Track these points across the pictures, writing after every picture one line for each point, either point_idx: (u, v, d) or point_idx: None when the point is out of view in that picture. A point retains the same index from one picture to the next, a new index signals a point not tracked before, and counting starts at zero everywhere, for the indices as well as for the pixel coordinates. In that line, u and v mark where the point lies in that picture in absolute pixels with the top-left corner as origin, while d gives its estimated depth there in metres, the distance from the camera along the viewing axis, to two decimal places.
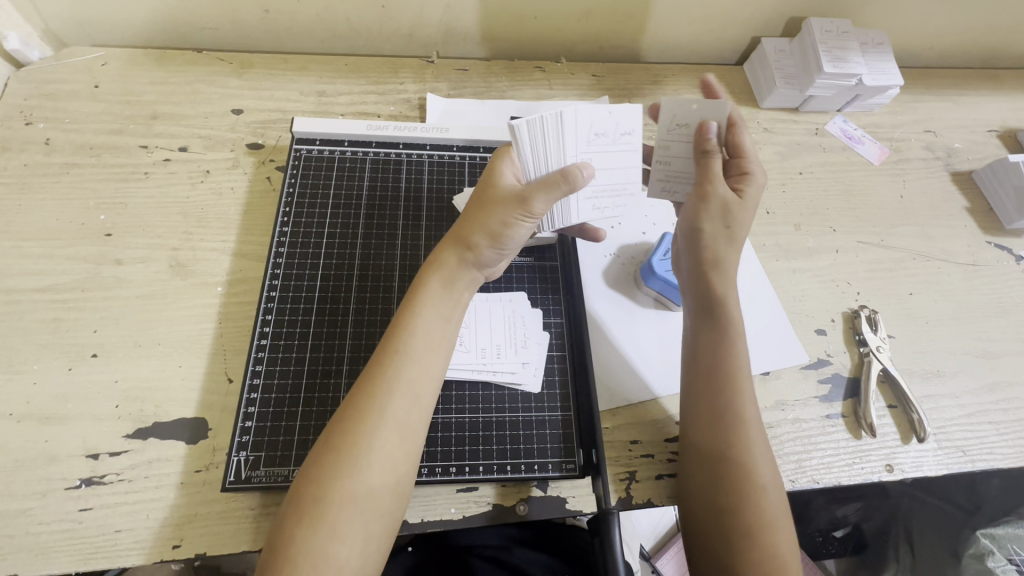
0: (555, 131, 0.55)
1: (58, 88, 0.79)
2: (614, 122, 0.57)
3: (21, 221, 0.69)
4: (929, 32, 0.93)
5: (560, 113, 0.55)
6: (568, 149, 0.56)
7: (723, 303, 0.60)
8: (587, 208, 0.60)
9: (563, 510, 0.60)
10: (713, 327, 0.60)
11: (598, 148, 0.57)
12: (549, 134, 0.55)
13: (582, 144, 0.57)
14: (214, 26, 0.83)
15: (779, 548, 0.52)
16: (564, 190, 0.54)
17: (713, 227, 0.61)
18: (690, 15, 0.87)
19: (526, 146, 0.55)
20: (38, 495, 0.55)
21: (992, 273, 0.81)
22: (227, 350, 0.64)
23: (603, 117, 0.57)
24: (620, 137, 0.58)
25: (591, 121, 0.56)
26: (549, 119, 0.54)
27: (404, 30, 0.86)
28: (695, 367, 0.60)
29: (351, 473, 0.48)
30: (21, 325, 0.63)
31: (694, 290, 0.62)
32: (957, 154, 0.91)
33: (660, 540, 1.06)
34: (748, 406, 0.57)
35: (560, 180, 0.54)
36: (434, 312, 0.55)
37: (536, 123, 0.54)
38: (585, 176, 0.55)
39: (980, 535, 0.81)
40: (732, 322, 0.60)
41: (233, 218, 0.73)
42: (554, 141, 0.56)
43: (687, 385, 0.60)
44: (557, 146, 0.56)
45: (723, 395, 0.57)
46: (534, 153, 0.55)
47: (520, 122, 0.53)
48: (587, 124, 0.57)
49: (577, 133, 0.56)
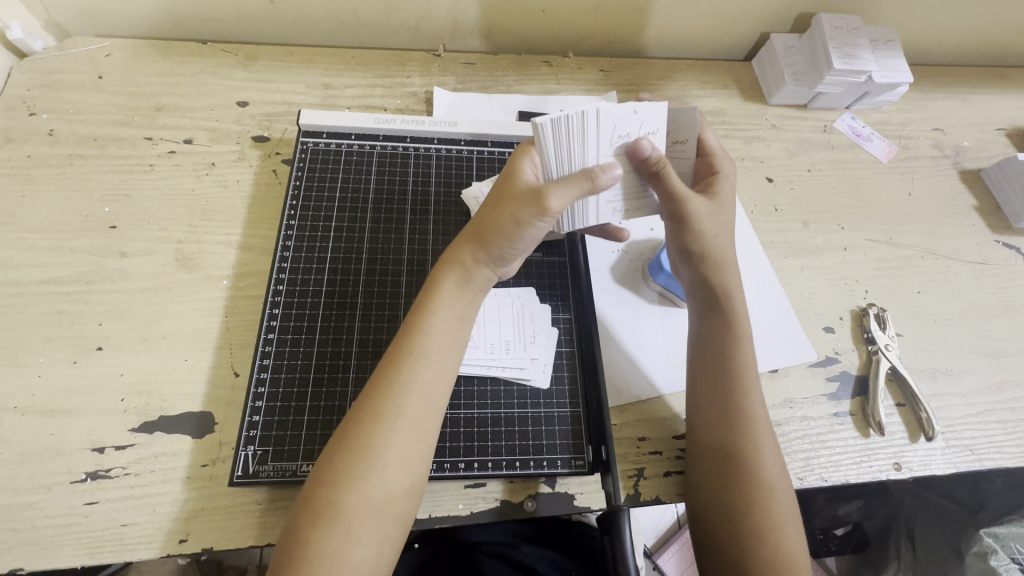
0: (579, 131, 0.52)
1: (62, 78, 0.78)
2: (642, 121, 0.54)
3: (25, 213, 0.68)
4: (939, 30, 0.93)
5: (588, 112, 0.51)
6: (590, 150, 0.54)
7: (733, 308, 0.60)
8: (604, 210, 0.59)
9: (571, 506, 0.60)
10: (725, 331, 0.60)
11: (619, 150, 0.55)
12: (573, 133, 0.52)
13: (603, 146, 0.54)
14: (219, 16, 0.82)
15: (793, 549, 0.52)
16: (584, 187, 0.54)
17: (706, 243, 0.60)
18: (699, 11, 0.86)
19: (550, 144, 0.53)
20: (43, 488, 0.55)
21: (1000, 271, 0.81)
22: (234, 344, 0.64)
23: (631, 117, 0.53)
24: (644, 137, 0.55)
25: (618, 122, 0.53)
26: (576, 116, 0.51)
27: (411, 23, 0.85)
28: (710, 368, 0.60)
29: (366, 474, 0.47)
30: (25, 318, 0.62)
31: (701, 298, 0.62)
32: (965, 153, 0.91)
33: (662, 537, 1.07)
34: (760, 409, 0.57)
35: (581, 177, 0.54)
36: (449, 313, 0.55)
37: (563, 121, 0.51)
38: (609, 180, 0.54)
39: (982, 533, 0.80)
40: (739, 325, 0.60)
41: (239, 210, 0.72)
42: (578, 140, 0.53)
43: (699, 385, 0.60)
44: (580, 145, 0.54)
45: (742, 396, 0.57)
46: (558, 151, 0.53)
47: (544, 121, 0.51)
48: (612, 125, 0.53)
49: (602, 133, 0.53)
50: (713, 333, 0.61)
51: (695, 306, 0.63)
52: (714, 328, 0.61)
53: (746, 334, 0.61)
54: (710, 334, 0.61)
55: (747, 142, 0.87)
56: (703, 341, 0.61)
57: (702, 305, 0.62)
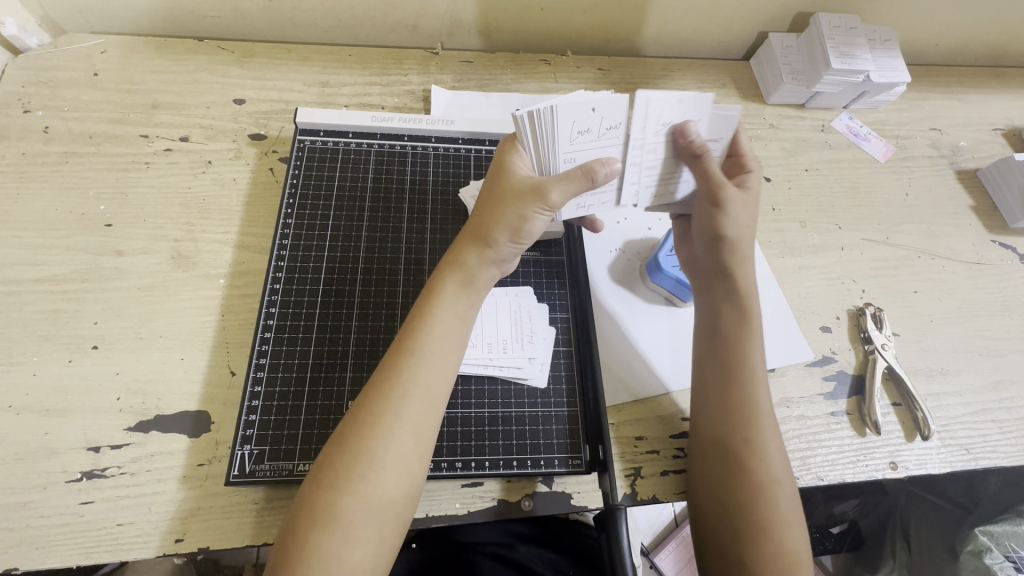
0: (548, 126, 0.52)
1: (57, 75, 0.78)
2: (601, 117, 0.52)
3: (20, 211, 0.68)
4: (937, 30, 0.93)
5: (550, 109, 0.50)
6: (554, 147, 0.54)
7: (747, 298, 0.61)
8: (571, 206, 0.59)
9: (568, 505, 0.60)
10: (737, 322, 0.60)
11: (582, 145, 0.54)
12: (540, 131, 0.52)
13: (565, 142, 0.53)
14: (215, 13, 0.81)
15: (792, 546, 0.52)
16: (582, 185, 0.54)
17: (737, 231, 0.60)
18: (697, 10, 0.86)
19: (524, 135, 0.53)
20: (38, 488, 0.54)
21: (996, 271, 0.81)
22: (230, 343, 0.64)
23: (590, 113, 0.52)
24: (606, 132, 0.54)
25: (578, 117, 0.52)
26: (544, 113, 0.50)
27: (409, 21, 0.85)
28: (713, 362, 0.60)
29: (366, 476, 0.47)
30: (20, 317, 0.62)
31: (718, 286, 0.62)
32: (962, 153, 0.91)
33: (659, 537, 1.07)
34: (764, 404, 0.57)
35: (580, 175, 0.53)
36: (451, 313, 0.55)
37: (534, 116, 0.51)
38: (608, 175, 0.54)
39: (977, 531, 0.80)
40: (751, 316, 0.60)
41: (236, 209, 0.72)
42: (544, 134, 0.53)
43: (703, 380, 0.60)
44: (544, 142, 0.53)
45: (739, 394, 0.57)
46: (530, 143, 0.54)
47: (521, 115, 0.51)
48: (570, 122, 0.52)
49: (567, 129, 0.52)
50: (724, 325, 0.61)
51: (708, 297, 0.63)
52: (724, 320, 0.61)
53: (759, 327, 0.61)
54: (721, 325, 0.61)
55: None
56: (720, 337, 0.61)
57: (716, 294, 0.62)
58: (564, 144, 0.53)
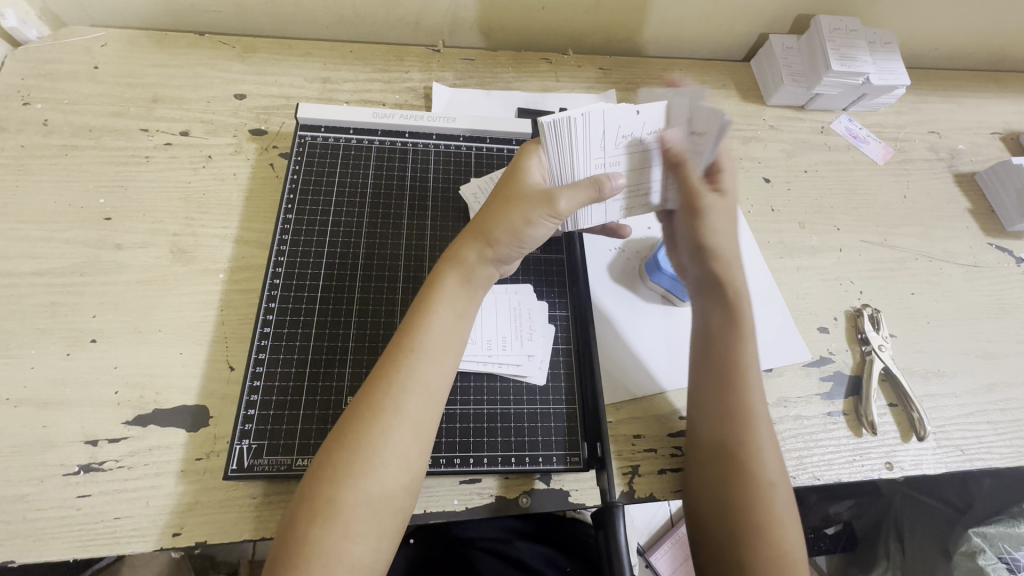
0: (582, 133, 0.53)
1: (58, 68, 0.77)
2: (644, 122, 0.54)
3: (19, 204, 0.68)
4: (935, 34, 0.94)
5: (596, 112, 0.51)
6: (595, 150, 0.54)
7: (734, 297, 0.63)
8: (602, 211, 0.60)
9: (565, 503, 0.60)
10: (727, 328, 0.62)
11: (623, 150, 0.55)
12: (581, 135, 0.53)
13: (607, 146, 0.55)
14: (217, 9, 0.81)
15: (790, 547, 0.52)
16: (591, 195, 0.54)
17: (721, 230, 0.64)
18: (699, 11, 0.87)
19: (554, 142, 0.53)
20: (36, 481, 0.54)
21: (993, 274, 0.82)
22: (229, 337, 0.64)
23: (633, 118, 0.53)
24: (647, 137, 0.55)
25: (622, 122, 0.53)
26: (579, 119, 0.51)
27: (410, 18, 0.85)
28: (709, 366, 0.61)
29: (366, 472, 0.47)
30: (18, 309, 0.62)
31: (707, 295, 0.64)
32: (960, 156, 0.91)
33: (654, 536, 1.08)
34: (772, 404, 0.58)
35: (588, 185, 0.54)
36: (449, 310, 0.55)
37: (571, 122, 0.51)
38: (615, 189, 0.55)
39: (971, 533, 0.80)
40: (743, 316, 0.62)
41: (236, 204, 0.72)
42: (581, 140, 0.53)
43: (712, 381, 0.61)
44: (586, 145, 0.54)
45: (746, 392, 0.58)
46: (560, 150, 0.54)
47: (548, 120, 0.51)
48: (614, 126, 0.53)
49: (601, 135, 0.53)
50: (715, 327, 0.62)
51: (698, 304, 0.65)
52: (714, 325, 0.63)
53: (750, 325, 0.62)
54: (713, 330, 0.62)
55: (744, 142, 0.87)
56: (706, 339, 0.63)
57: (708, 299, 0.64)
58: (606, 148, 0.54)
